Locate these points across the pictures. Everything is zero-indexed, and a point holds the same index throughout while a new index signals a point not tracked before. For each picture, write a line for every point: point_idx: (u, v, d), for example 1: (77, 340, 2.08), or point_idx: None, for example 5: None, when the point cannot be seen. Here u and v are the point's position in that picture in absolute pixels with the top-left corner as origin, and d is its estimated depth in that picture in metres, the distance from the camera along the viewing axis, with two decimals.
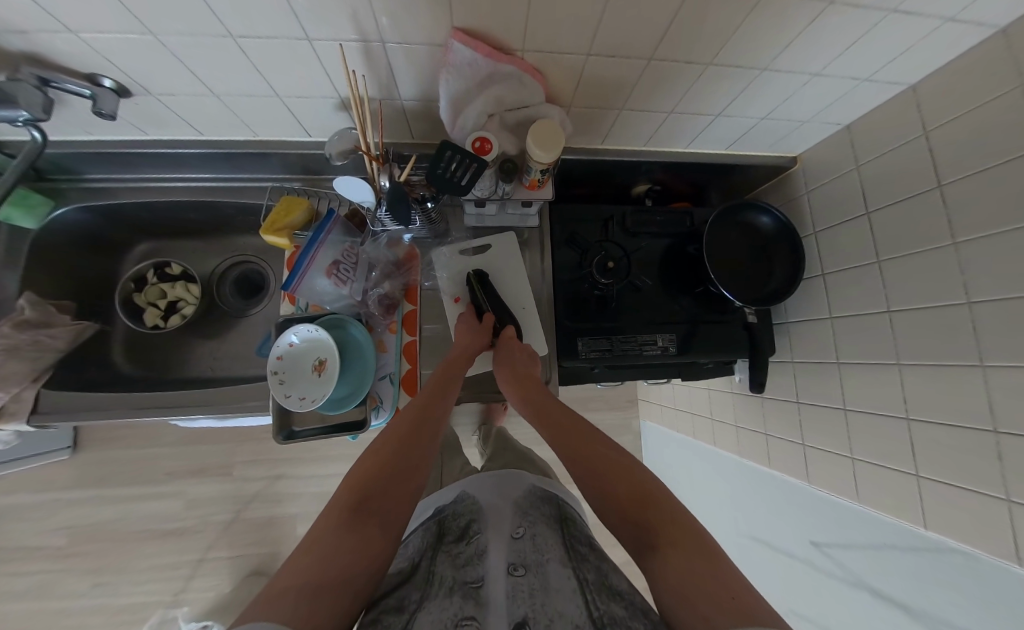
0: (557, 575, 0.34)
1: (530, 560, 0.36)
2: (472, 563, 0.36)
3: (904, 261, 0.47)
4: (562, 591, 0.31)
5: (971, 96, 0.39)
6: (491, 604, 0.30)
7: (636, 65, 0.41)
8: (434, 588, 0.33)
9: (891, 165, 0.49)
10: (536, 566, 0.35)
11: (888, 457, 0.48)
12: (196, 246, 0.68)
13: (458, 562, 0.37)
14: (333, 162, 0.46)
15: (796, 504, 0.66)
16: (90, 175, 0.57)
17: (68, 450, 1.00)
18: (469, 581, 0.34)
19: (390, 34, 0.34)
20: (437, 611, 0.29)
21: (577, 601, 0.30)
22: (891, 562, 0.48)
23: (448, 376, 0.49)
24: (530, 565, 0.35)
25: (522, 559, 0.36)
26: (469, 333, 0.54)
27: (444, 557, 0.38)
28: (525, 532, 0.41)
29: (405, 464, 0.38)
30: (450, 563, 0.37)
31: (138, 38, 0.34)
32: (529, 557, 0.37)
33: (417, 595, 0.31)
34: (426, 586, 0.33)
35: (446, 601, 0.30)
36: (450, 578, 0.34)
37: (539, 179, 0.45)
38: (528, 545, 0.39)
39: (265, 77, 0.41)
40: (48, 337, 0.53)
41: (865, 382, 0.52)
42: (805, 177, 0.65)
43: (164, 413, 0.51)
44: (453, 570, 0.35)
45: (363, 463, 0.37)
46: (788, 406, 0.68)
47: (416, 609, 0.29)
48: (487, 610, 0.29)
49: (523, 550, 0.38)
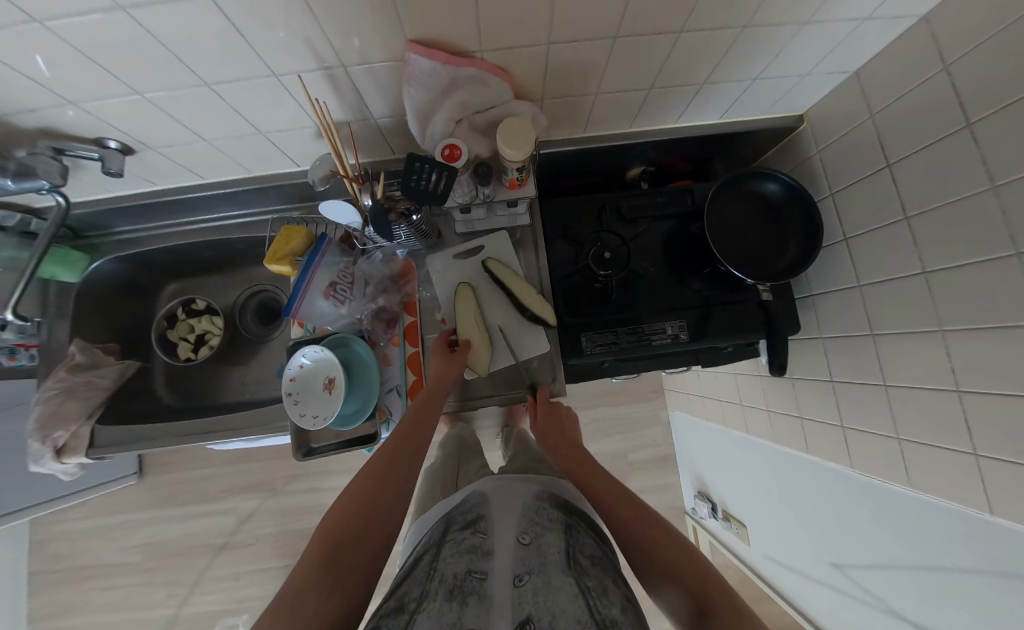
0: (562, 577, 0.33)
1: (534, 566, 0.35)
2: (476, 557, 0.36)
3: (936, 215, 0.42)
4: (565, 592, 0.30)
5: (987, 24, 0.34)
6: (495, 600, 0.30)
7: (603, 44, 0.39)
8: (437, 583, 0.32)
9: (911, 108, 0.43)
10: (540, 568, 0.34)
11: (938, 435, 0.43)
12: (214, 281, 0.73)
13: (462, 551, 0.37)
14: (317, 188, 0.47)
15: (838, 491, 0.61)
16: (118, 228, 0.63)
17: (135, 475, 1.11)
18: (471, 576, 0.33)
19: (350, 58, 0.35)
20: (438, 611, 0.28)
21: (579, 602, 0.29)
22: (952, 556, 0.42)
23: (426, 407, 0.47)
24: (535, 567, 0.34)
25: (526, 564, 0.35)
26: (445, 364, 0.52)
27: (449, 547, 0.39)
28: (533, 537, 0.39)
29: (386, 498, 0.38)
30: (454, 554, 0.37)
31: (129, 99, 0.37)
32: (533, 560, 0.36)
33: (417, 595, 0.31)
34: (428, 582, 0.33)
35: (449, 599, 0.30)
36: (452, 571, 0.34)
37: (518, 178, 0.44)
38: (532, 547, 0.38)
39: (245, 116, 0.43)
40: (98, 377, 0.59)
41: (904, 352, 0.47)
42: (814, 135, 0.60)
43: (197, 440, 0.56)
44: (457, 563, 0.35)
45: (337, 507, 0.37)
46: (822, 385, 0.62)
47: (417, 609, 0.29)
48: (488, 606, 0.29)
49: (529, 554, 0.37)
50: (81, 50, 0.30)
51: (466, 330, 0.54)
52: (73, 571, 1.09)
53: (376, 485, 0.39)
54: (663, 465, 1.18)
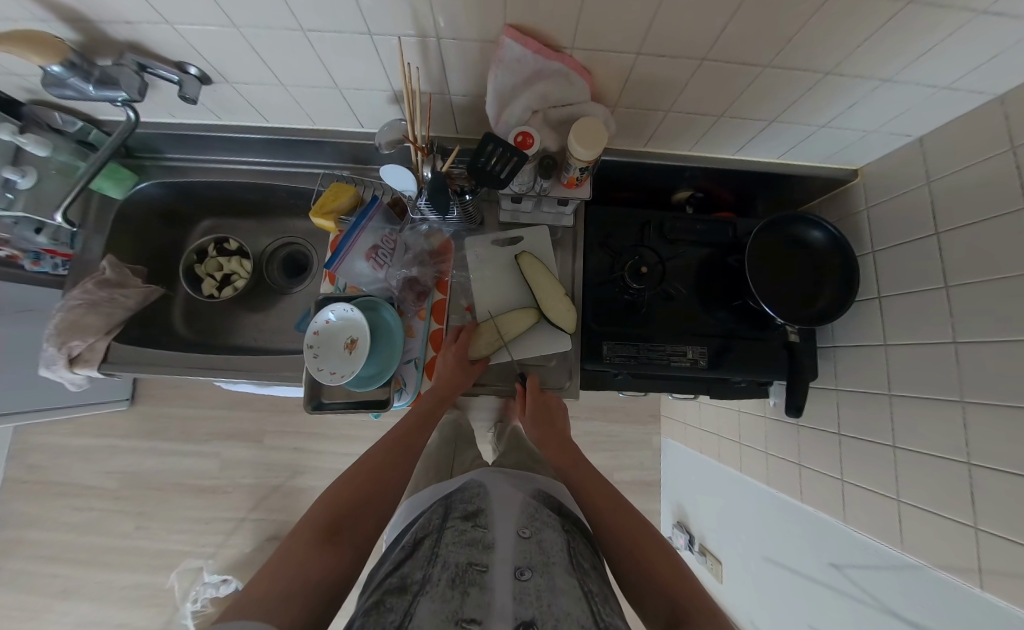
0: (565, 580, 0.33)
1: (536, 561, 0.35)
2: (476, 551, 0.36)
3: (976, 289, 0.42)
4: (568, 596, 0.30)
5: None
6: (496, 595, 0.30)
7: (688, 64, 0.40)
8: (439, 570, 0.33)
9: (968, 182, 0.44)
10: (543, 567, 0.34)
11: (939, 502, 0.44)
12: (250, 225, 0.73)
13: (463, 542, 0.38)
14: (381, 151, 0.48)
15: (827, 545, 0.61)
16: (169, 154, 0.64)
17: (126, 402, 1.10)
18: (471, 568, 0.34)
19: (445, 30, 0.36)
20: (440, 600, 0.29)
21: (583, 607, 0.29)
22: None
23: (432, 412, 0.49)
24: (537, 566, 0.34)
25: (527, 561, 0.35)
26: (461, 366, 0.51)
27: (451, 536, 0.39)
28: (533, 533, 0.40)
29: (377, 496, 0.39)
30: (455, 543, 0.38)
31: (225, 29, 0.38)
32: (535, 558, 0.36)
33: (420, 576, 0.32)
34: (431, 566, 0.34)
35: (450, 589, 0.30)
36: (455, 560, 0.35)
37: (578, 177, 0.45)
38: (535, 545, 0.38)
39: (328, 68, 0.43)
40: (122, 296, 0.59)
41: (918, 417, 0.48)
42: (866, 192, 0.60)
43: (210, 375, 0.56)
44: (458, 551, 0.36)
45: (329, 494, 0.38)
46: (828, 437, 0.63)
47: (420, 593, 0.30)
48: (489, 600, 0.30)
49: (529, 551, 0.37)
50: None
51: (516, 315, 0.53)
52: (46, 487, 1.08)
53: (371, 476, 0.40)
54: (646, 490, 1.18)
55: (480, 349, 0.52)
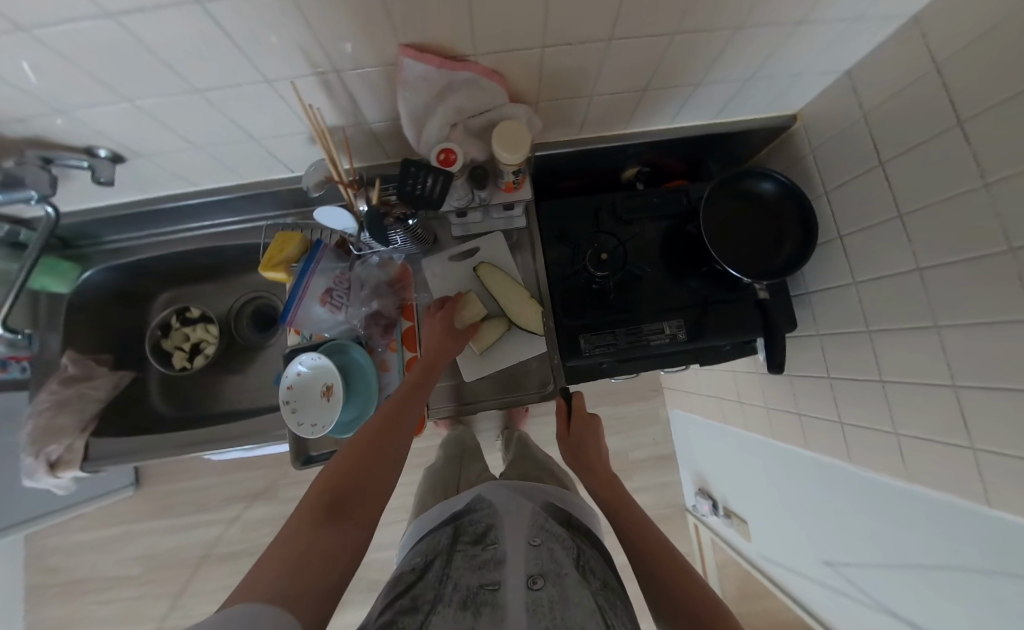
0: (577, 591, 0.32)
1: (547, 572, 0.34)
2: (487, 569, 0.35)
3: (930, 212, 0.42)
4: (582, 607, 0.30)
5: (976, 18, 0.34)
6: (508, 609, 0.29)
7: (596, 49, 0.39)
8: (450, 593, 0.32)
9: (901, 108, 0.44)
10: (554, 578, 0.33)
11: (934, 428, 0.43)
12: (208, 289, 0.72)
13: (474, 564, 0.37)
14: (311, 193, 0.47)
15: (835, 488, 0.61)
16: (110, 237, 0.63)
17: (131, 486, 1.09)
18: (484, 586, 0.33)
19: (342, 62, 0.35)
20: (451, 620, 0.28)
21: (597, 620, 0.29)
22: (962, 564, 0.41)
23: (422, 379, 0.46)
24: (549, 576, 0.34)
25: (539, 571, 0.34)
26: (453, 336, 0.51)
27: (460, 559, 0.38)
28: (543, 545, 0.39)
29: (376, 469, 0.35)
30: (465, 565, 0.37)
31: (119, 107, 0.37)
32: (546, 569, 0.35)
33: (430, 597, 0.31)
34: (442, 588, 0.33)
35: (461, 610, 0.29)
36: (466, 582, 0.34)
37: (515, 181, 0.45)
38: (546, 557, 0.37)
39: (239, 123, 0.42)
40: (90, 389, 0.58)
41: (899, 348, 0.48)
42: (808, 134, 0.60)
43: (193, 451, 0.55)
44: (470, 574, 0.35)
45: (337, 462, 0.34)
46: (819, 382, 0.63)
47: (431, 614, 0.29)
48: (501, 614, 0.29)
49: (541, 561, 0.36)
50: (66, 55, 0.30)
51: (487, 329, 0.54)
52: (69, 587, 1.07)
53: (366, 452, 0.36)
54: (664, 464, 1.18)
55: (466, 316, 0.53)
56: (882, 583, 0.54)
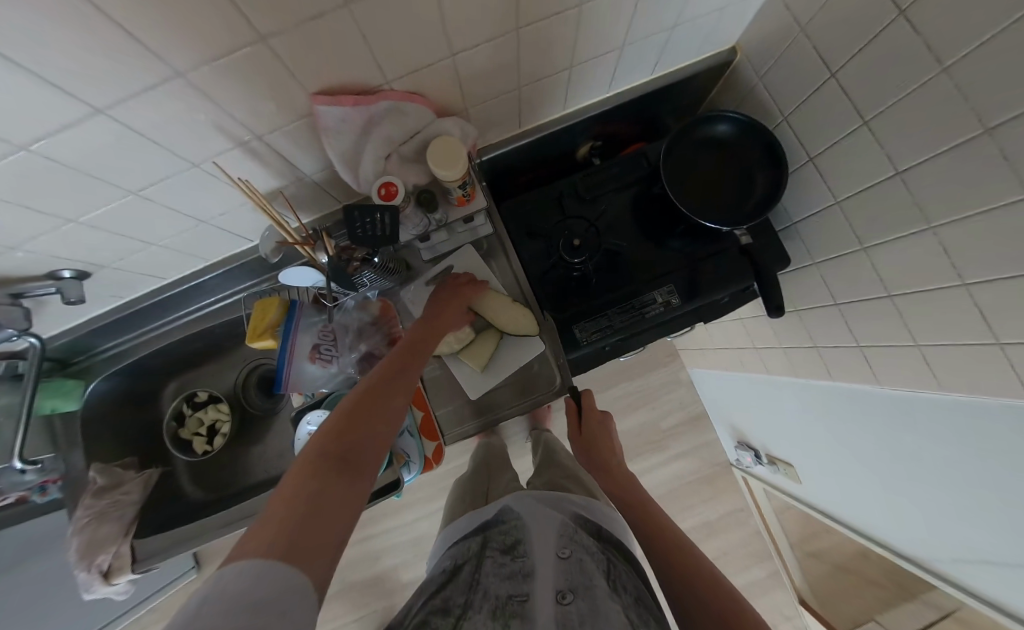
0: (607, 604, 0.31)
1: (576, 587, 0.33)
2: (516, 580, 0.35)
3: (895, 112, 0.39)
4: (612, 618, 0.28)
5: None
6: (537, 619, 0.28)
7: (507, 42, 0.38)
8: (480, 599, 0.32)
9: (839, 13, 0.41)
10: (584, 593, 0.32)
11: (955, 332, 0.41)
12: (208, 370, 0.73)
13: (503, 573, 0.36)
14: (271, 259, 0.47)
15: (874, 414, 0.59)
16: (103, 346, 0.64)
17: (192, 570, 1.12)
18: (514, 595, 0.32)
19: (260, 127, 0.35)
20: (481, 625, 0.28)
21: None
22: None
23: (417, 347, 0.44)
24: (578, 591, 0.32)
25: (569, 586, 0.33)
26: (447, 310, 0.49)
27: (489, 567, 0.38)
28: (572, 560, 0.38)
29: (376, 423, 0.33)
30: (495, 574, 0.36)
31: (64, 227, 0.38)
32: (575, 584, 0.33)
33: (461, 602, 0.32)
34: (472, 594, 0.33)
35: (491, 616, 0.29)
36: (495, 590, 0.33)
37: (465, 193, 0.44)
38: (575, 572, 0.36)
39: (183, 211, 0.43)
40: (123, 494, 0.60)
41: (899, 259, 0.45)
42: (752, 63, 0.58)
43: (229, 530, 0.56)
44: (499, 582, 0.35)
45: (340, 410, 0.32)
46: (828, 310, 0.61)
47: (462, 618, 0.29)
48: (531, 622, 0.28)
49: (570, 577, 0.35)
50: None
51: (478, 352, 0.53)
52: None
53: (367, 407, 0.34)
54: (696, 425, 1.16)
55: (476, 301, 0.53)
56: (951, 499, 0.51)
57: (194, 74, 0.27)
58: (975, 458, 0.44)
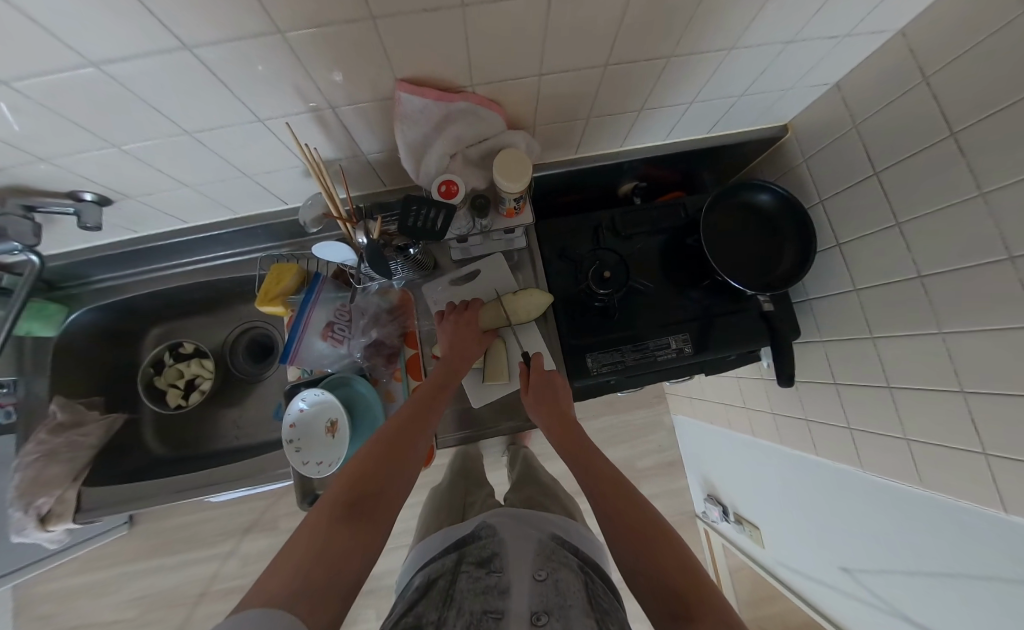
0: (581, 622, 0.29)
1: (552, 606, 0.31)
2: (491, 597, 0.33)
3: (928, 220, 0.42)
4: None
5: (966, 33, 0.34)
6: None
7: (593, 74, 0.39)
8: (454, 616, 0.30)
9: (892, 120, 0.44)
10: (559, 612, 0.30)
11: (944, 435, 0.43)
12: (200, 322, 0.69)
13: (478, 589, 0.35)
14: (309, 228, 0.46)
15: (850, 494, 0.61)
16: (96, 276, 0.61)
17: (125, 525, 1.05)
18: (488, 613, 0.31)
19: (337, 99, 0.35)
20: None
21: None
22: (1001, 571, 0.39)
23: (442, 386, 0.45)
24: (553, 610, 0.31)
25: (544, 605, 0.31)
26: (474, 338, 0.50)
27: (465, 582, 0.36)
28: (548, 576, 0.36)
29: (394, 470, 0.35)
30: (470, 589, 0.35)
31: (104, 151, 0.36)
32: (551, 603, 0.32)
33: (435, 619, 0.30)
34: (446, 611, 0.32)
35: None
36: (469, 606, 0.32)
37: (516, 206, 0.44)
38: (551, 590, 0.34)
39: (230, 160, 0.41)
40: (81, 436, 0.56)
41: (904, 354, 0.48)
42: (800, 144, 0.61)
43: (190, 495, 0.53)
44: (474, 599, 0.33)
45: (361, 456, 0.35)
46: (826, 388, 0.63)
47: None
48: None
49: (546, 596, 0.33)
50: (44, 103, 0.29)
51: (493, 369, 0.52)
52: None
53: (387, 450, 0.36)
54: (672, 470, 1.18)
55: (489, 319, 0.52)
56: (913, 591, 0.52)
57: (295, 36, 0.27)
58: (944, 556, 0.46)
